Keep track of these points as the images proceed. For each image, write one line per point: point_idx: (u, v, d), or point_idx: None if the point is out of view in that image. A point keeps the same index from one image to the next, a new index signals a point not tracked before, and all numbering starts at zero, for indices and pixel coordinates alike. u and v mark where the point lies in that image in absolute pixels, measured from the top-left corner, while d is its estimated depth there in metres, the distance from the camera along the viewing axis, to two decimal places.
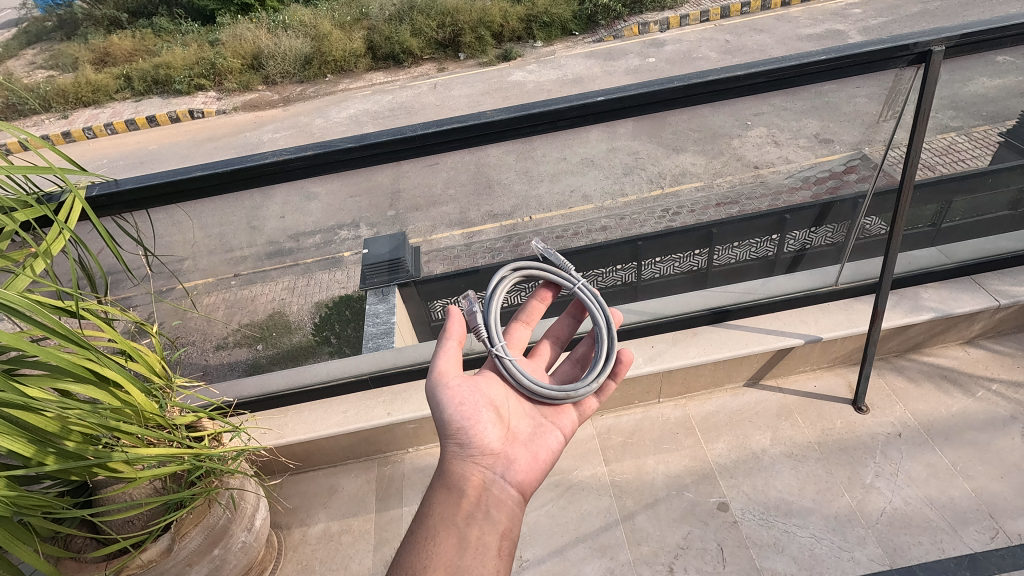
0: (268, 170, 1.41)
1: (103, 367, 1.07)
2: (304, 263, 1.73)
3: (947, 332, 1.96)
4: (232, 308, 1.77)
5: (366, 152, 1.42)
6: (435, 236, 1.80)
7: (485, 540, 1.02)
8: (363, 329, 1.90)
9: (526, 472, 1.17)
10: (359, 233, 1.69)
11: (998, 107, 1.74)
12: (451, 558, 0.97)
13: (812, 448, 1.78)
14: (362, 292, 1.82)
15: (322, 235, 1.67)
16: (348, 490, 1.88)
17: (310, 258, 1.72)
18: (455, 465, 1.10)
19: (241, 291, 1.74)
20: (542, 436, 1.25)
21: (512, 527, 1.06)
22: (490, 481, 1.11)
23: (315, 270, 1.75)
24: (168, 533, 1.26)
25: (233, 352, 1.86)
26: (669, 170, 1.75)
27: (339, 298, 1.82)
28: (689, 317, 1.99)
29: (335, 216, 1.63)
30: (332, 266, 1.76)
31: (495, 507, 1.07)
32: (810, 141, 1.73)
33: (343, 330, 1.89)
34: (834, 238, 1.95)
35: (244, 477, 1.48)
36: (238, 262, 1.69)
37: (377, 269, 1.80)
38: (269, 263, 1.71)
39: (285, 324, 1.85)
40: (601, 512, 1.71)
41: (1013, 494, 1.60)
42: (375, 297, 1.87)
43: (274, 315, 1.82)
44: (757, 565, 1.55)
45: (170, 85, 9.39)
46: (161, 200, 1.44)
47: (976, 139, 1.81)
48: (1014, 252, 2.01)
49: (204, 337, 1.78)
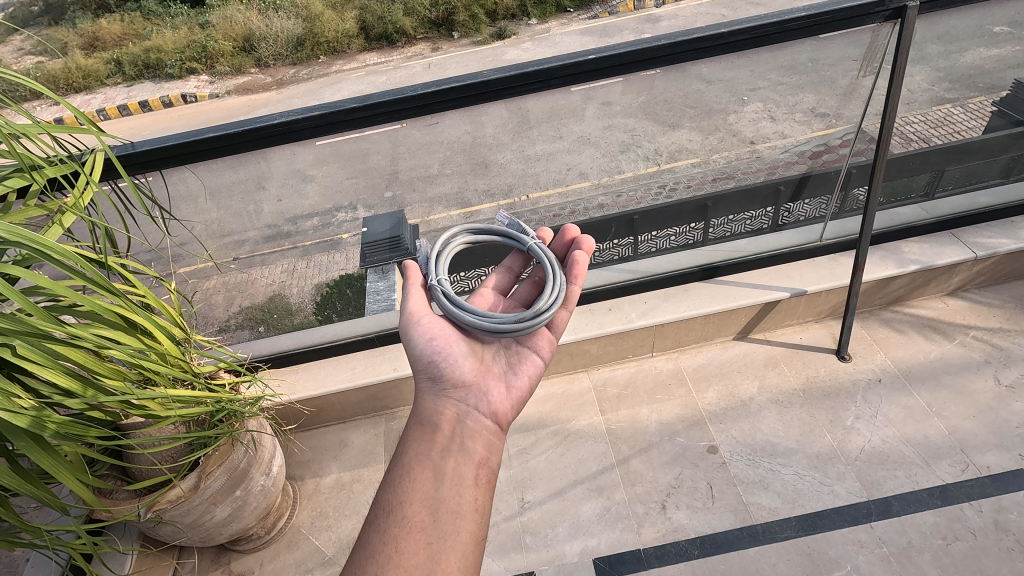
0: (277, 131, 1.47)
1: (134, 314, 1.16)
2: (302, 245, 1.83)
3: (927, 284, 2.05)
4: (239, 280, 1.84)
5: (368, 112, 1.47)
6: (432, 217, 1.91)
7: (462, 470, 1.08)
8: (365, 305, 2.00)
9: (501, 402, 1.22)
10: (356, 216, 1.79)
11: (993, 79, 1.91)
12: (427, 491, 1.03)
13: (797, 395, 1.88)
14: (362, 271, 1.92)
15: (320, 219, 1.77)
16: (358, 443, 1.98)
17: (309, 240, 1.82)
18: (428, 402, 1.17)
19: (247, 267, 1.82)
20: (518, 368, 1.30)
21: (489, 456, 1.12)
22: (464, 414, 1.17)
23: (313, 252, 1.85)
24: (195, 472, 1.34)
25: (234, 334, 1.96)
26: (666, 147, 1.92)
27: (340, 277, 1.93)
28: (680, 274, 2.05)
29: (332, 198, 1.74)
30: (330, 248, 1.85)
31: (471, 438, 1.13)
32: (806, 115, 1.88)
33: (344, 308, 2.00)
34: (823, 208, 2.05)
35: (262, 422, 1.58)
36: (238, 246, 1.77)
37: (377, 248, 1.86)
38: (267, 247, 1.80)
39: (286, 306, 1.95)
40: (598, 457, 1.82)
41: (983, 431, 1.70)
42: (375, 275, 1.94)
43: (276, 292, 1.91)
44: (744, 500, 1.65)
45: (161, 69, 9.36)
46: (173, 163, 1.50)
47: (971, 110, 1.96)
48: (991, 207, 2.08)
49: (208, 321, 1.86)
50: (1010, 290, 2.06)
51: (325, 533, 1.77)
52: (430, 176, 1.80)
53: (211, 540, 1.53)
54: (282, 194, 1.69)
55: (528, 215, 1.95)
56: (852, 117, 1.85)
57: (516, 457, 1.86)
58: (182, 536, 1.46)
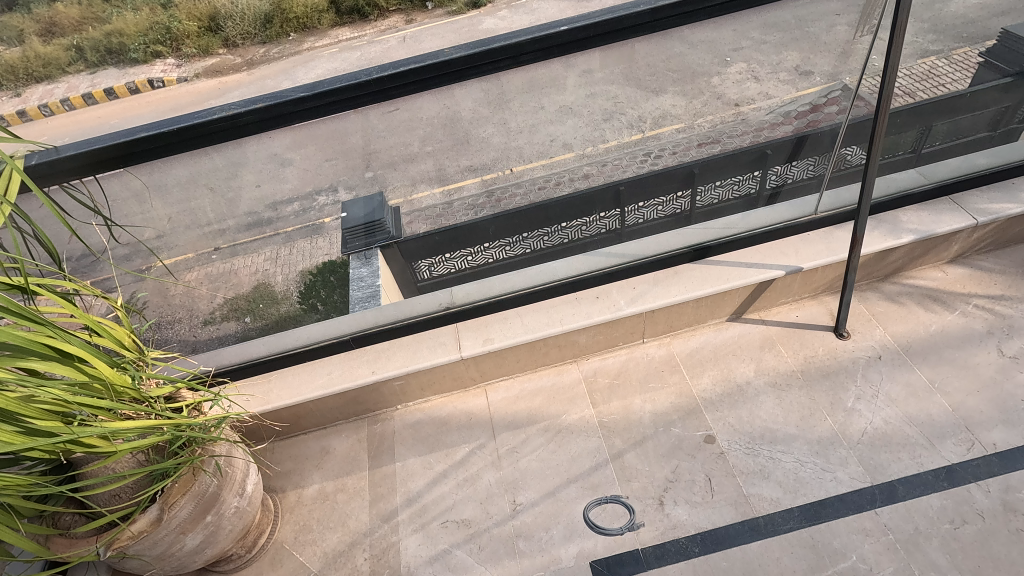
0: (219, 126, 1.39)
1: (65, 343, 1.06)
2: (284, 232, 1.65)
3: (926, 254, 1.96)
4: (217, 274, 1.70)
5: (321, 101, 1.40)
6: (416, 196, 1.68)
7: None
8: (349, 294, 1.83)
9: None
10: (338, 198, 1.61)
11: (976, 28, 1.72)
12: None
13: (795, 376, 1.81)
14: (345, 258, 1.72)
15: (301, 202, 1.59)
16: (340, 450, 1.88)
17: (291, 226, 1.64)
18: None
19: (223, 264, 1.68)
20: None
21: None
22: None
23: (296, 239, 1.67)
24: (156, 504, 1.25)
25: (221, 327, 1.83)
26: (650, 113, 1.64)
27: (324, 264, 1.73)
28: (668, 254, 1.96)
29: (312, 180, 1.56)
30: (314, 233, 1.67)
31: None
32: (790, 75, 1.68)
33: (328, 296, 1.82)
34: (816, 170, 1.94)
35: (230, 443, 1.47)
36: (218, 235, 1.62)
37: (355, 232, 1.69)
38: (247, 235, 1.64)
39: (271, 295, 1.79)
40: (591, 453, 1.74)
41: (988, 406, 1.64)
42: (357, 262, 1.76)
43: (259, 281, 1.74)
44: (744, 492, 1.59)
45: (124, 54, 8.95)
46: (107, 168, 1.41)
47: (955, 62, 1.77)
48: (991, 167, 1.99)
49: (190, 313, 1.76)
50: (1011, 255, 1.98)
51: (309, 548, 1.68)
52: (411, 155, 1.59)
53: (184, 568, 1.43)
54: (260, 179, 1.52)
55: (512, 189, 1.73)
56: (843, 75, 1.72)
57: (507, 457, 1.78)
58: (151, 568, 1.37)
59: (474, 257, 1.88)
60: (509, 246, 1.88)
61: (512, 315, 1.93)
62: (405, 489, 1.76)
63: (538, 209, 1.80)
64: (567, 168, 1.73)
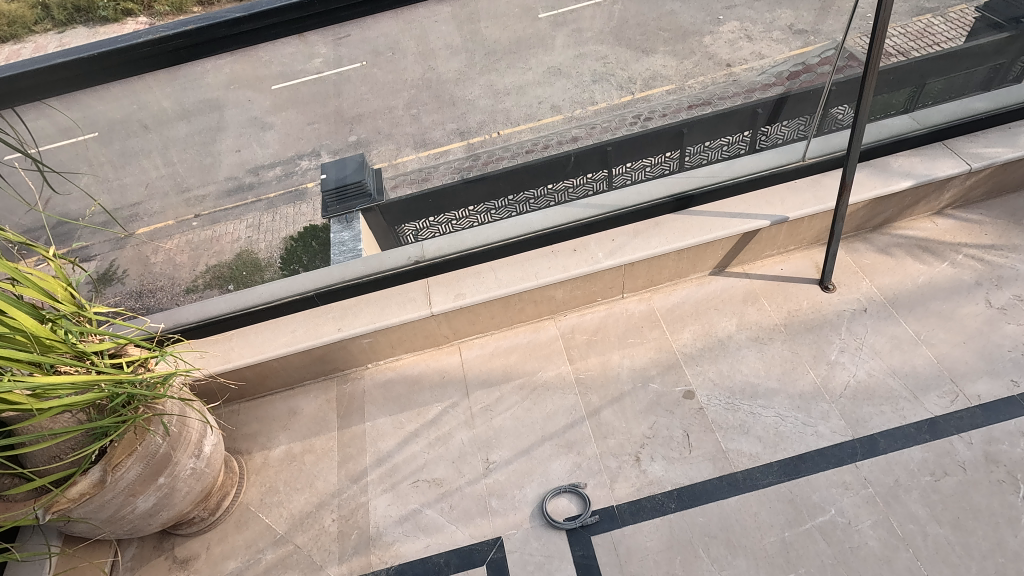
0: (143, 52, 1.23)
1: None
2: (267, 198, 1.56)
3: (917, 204, 1.89)
4: (198, 242, 1.62)
5: (257, 23, 1.25)
6: (401, 159, 1.58)
7: None
8: (331, 260, 1.75)
9: None
10: (320, 161, 1.52)
11: None
12: None
13: (778, 330, 1.75)
14: (325, 221, 1.65)
15: (283, 166, 1.50)
16: (308, 411, 1.81)
17: (273, 191, 1.55)
18: None
19: (203, 231, 1.60)
20: None
21: None
22: None
23: (279, 205, 1.58)
24: (99, 465, 1.17)
25: (205, 295, 1.76)
26: (640, 74, 1.55)
27: (304, 229, 1.65)
28: (649, 206, 1.85)
29: (294, 146, 1.48)
30: (297, 199, 1.58)
31: None
32: (784, 34, 1.58)
33: (310, 262, 1.74)
34: (802, 131, 1.85)
35: (183, 402, 1.40)
36: (197, 202, 1.54)
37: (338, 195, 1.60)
38: (230, 201, 1.55)
39: (254, 263, 1.69)
40: (567, 410, 1.68)
41: (974, 358, 1.59)
42: (338, 224, 1.69)
43: (241, 249, 1.65)
44: (723, 447, 1.54)
45: (93, 11, 8.49)
46: (21, 97, 1.25)
47: (951, 19, 1.70)
48: (988, 112, 1.89)
49: (172, 281, 1.70)
50: (1003, 204, 1.91)
51: (276, 510, 1.63)
52: (395, 120, 1.49)
53: (140, 531, 1.37)
54: (239, 145, 1.44)
55: (500, 154, 1.64)
56: (833, 34, 1.62)
57: (480, 416, 1.71)
58: (102, 531, 1.30)
59: (456, 221, 1.78)
60: (490, 211, 1.79)
61: (485, 270, 1.83)
62: (374, 449, 1.70)
63: (522, 170, 1.70)
64: (558, 130, 1.63)
